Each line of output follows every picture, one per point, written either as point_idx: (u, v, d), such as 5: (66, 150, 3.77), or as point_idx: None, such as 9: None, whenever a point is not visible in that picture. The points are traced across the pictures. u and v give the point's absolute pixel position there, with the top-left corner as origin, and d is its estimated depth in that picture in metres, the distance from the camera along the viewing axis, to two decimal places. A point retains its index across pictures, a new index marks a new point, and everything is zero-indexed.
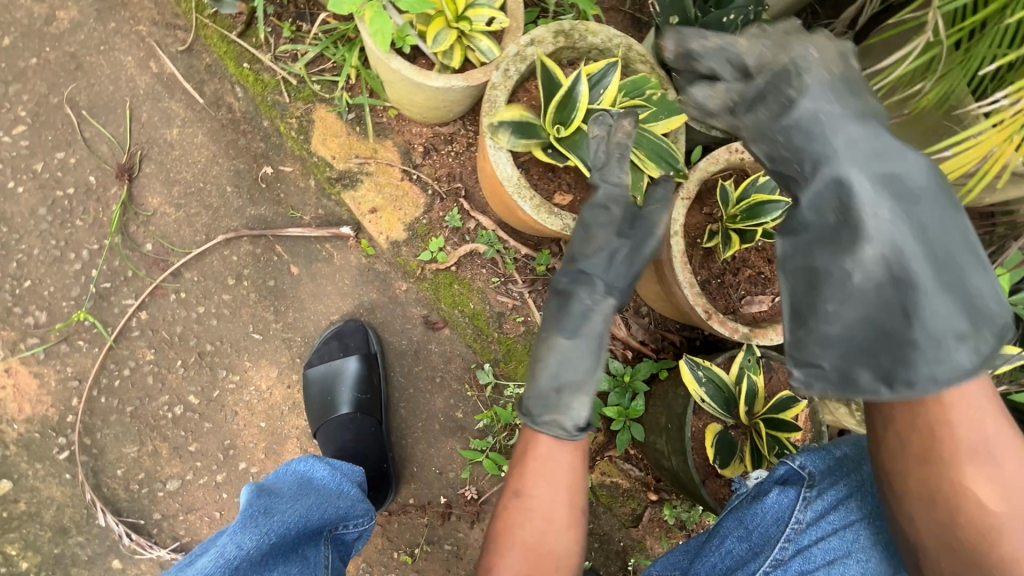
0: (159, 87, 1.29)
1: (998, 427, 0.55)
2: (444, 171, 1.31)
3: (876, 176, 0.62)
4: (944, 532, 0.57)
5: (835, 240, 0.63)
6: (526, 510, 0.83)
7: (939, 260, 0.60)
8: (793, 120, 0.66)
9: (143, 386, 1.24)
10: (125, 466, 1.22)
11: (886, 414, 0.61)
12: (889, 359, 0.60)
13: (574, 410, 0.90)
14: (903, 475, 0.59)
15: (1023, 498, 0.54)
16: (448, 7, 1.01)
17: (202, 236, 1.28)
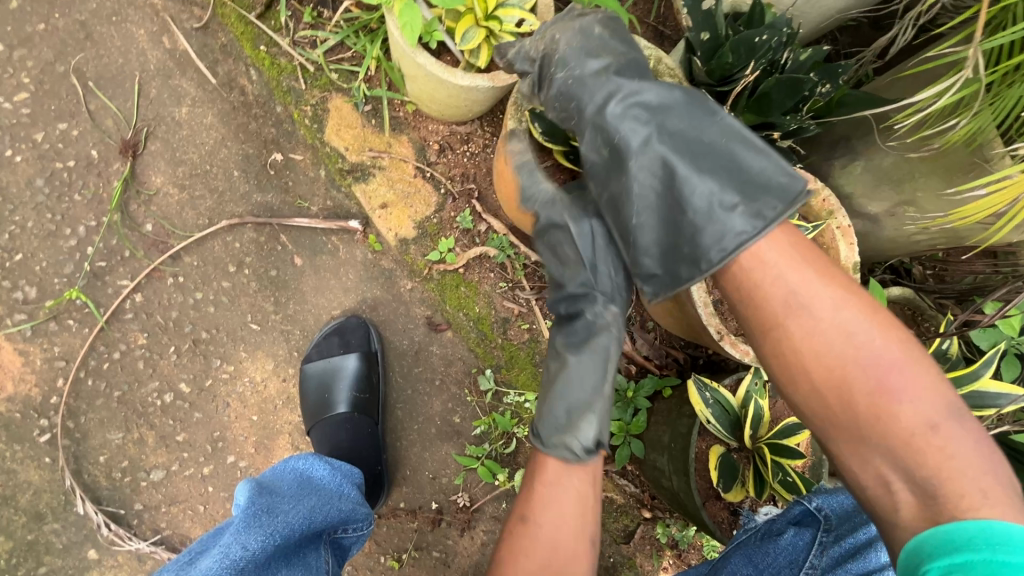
0: (170, 63, 1.25)
1: (799, 277, 0.69)
2: (458, 171, 1.29)
3: (632, 113, 0.83)
4: (817, 398, 0.67)
5: (617, 170, 0.85)
6: (534, 539, 0.85)
7: (705, 154, 0.79)
8: (556, 92, 0.88)
9: (133, 371, 1.19)
10: (109, 453, 1.18)
11: (736, 294, 0.75)
12: (693, 244, 0.78)
13: (582, 431, 0.92)
14: (762, 349, 0.72)
15: (845, 334, 0.66)
16: (478, 6, 0.99)
17: (205, 220, 1.24)
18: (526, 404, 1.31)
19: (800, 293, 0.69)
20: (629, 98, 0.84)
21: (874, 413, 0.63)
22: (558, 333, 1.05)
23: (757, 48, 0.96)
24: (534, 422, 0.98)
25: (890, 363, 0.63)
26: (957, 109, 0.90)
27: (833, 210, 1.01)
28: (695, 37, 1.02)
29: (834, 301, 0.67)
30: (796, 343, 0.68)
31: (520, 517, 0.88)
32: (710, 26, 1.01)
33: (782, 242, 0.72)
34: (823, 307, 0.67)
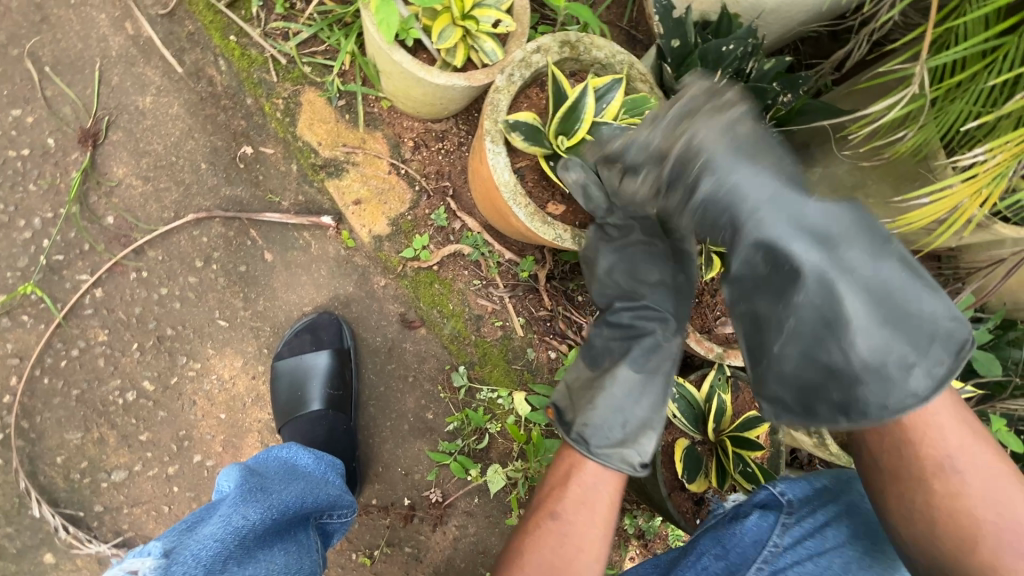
0: (133, 50, 1.21)
1: (957, 439, 0.70)
2: (433, 168, 1.30)
3: (800, 235, 0.70)
4: (928, 543, 0.71)
5: (773, 291, 0.73)
6: (560, 533, 0.91)
7: (880, 297, 0.70)
8: (698, 201, 0.76)
9: (92, 369, 1.15)
10: (66, 454, 1.13)
11: (871, 452, 0.76)
12: (846, 395, 0.71)
13: (641, 447, 0.98)
14: (882, 492, 0.75)
15: (995, 504, 0.68)
16: (455, 4, 1.00)
17: (170, 214, 1.21)
18: (498, 401, 1.33)
19: (954, 454, 0.70)
20: (806, 219, 0.71)
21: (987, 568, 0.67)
22: (608, 342, 1.08)
23: (723, 59, 1.02)
24: (582, 426, 0.99)
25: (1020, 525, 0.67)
26: (906, 121, 0.95)
27: None
28: (666, 43, 1.08)
29: (977, 462, 0.70)
30: (939, 503, 0.70)
31: (548, 513, 0.93)
32: (680, 34, 1.06)
33: (948, 406, 0.71)
34: (978, 473, 0.69)
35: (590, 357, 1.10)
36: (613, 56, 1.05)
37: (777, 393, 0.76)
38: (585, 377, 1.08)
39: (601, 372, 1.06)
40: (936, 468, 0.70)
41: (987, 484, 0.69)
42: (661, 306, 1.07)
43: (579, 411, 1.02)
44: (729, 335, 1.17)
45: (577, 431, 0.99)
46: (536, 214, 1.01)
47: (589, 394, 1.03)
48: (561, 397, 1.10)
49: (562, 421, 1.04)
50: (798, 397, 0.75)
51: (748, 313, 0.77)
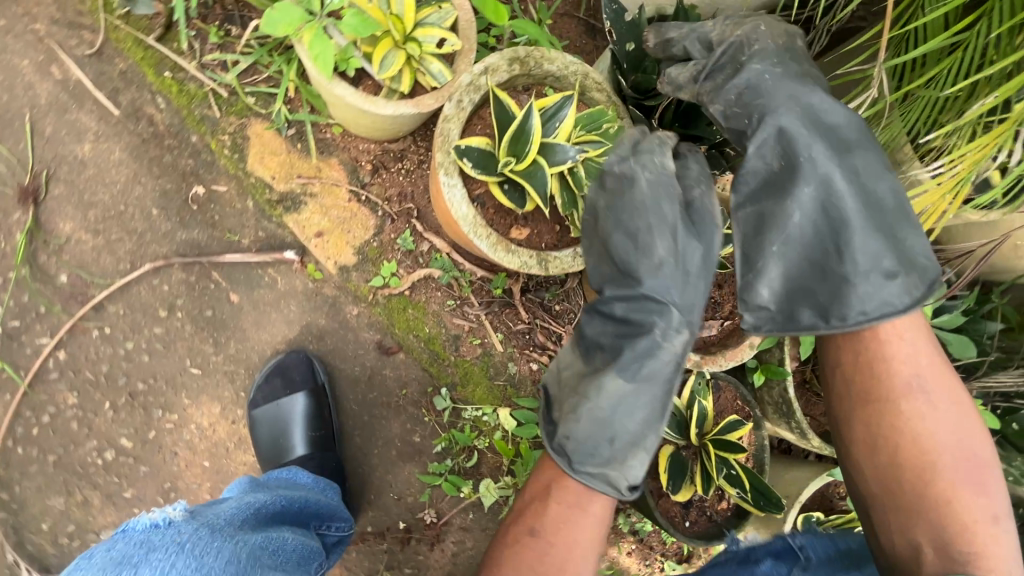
0: (64, 95, 1.14)
1: (928, 366, 0.80)
2: (395, 191, 1.27)
3: (817, 134, 0.83)
4: (892, 465, 0.78)
5: (778, 191, 0.84)
6: (541, 551, 0.88)
7: (874, 210, 0.81)
8: (741, 82, 0.87)
9: (66, 433, 1.13)
10: (52, 520, 1.12)
11: (843, 377, 0.84)
12: (835, 292, 0.82)
13: (628, 470, 0.92)
14: (851, 416, 0.82)
15: (953, 435, 0.77)
16: (394, 26, 0.96)
17: (126, 265, 1.17)
18: (484, 418, 1.33)
19: (921, 382, 0.79)
20: (822, 126, 0.83)
21: (943, 493, 0.74)
22: (600, 332, 0.98)
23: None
24: (564, 437, 0.93)
25: (977, 458, 0.76)
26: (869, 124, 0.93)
27: None
28: (620, 47, 1.03)
29: (937, 394, 0.79)
30: (895, 421, 0.78)
31: (530, 526, 0.91)
32: (635, 37, 1.02)
33: (920, 336, 0.81)
34: (940, 397, 0.78)
35: (582, 345, 1.01)
36: (567, 67, 1.00)
37: (766, 297, 0.85)
38: (573, 371, 1.00)
39: (588, 367, 0.98)
40: (907, 392, 0.79)
41: (954, 417, 0.78)
42: (657, 289, 0.93)
43: (563, 419, 0.95)
44: (706, 339, 1.17)
45: (559, 439, 0.94)
46: (500, 243, 0.98)
47: (572, 401, 0.95)
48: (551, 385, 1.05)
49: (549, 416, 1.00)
50: (784, 300, 0.85)
51: (753, 215, 0.86)
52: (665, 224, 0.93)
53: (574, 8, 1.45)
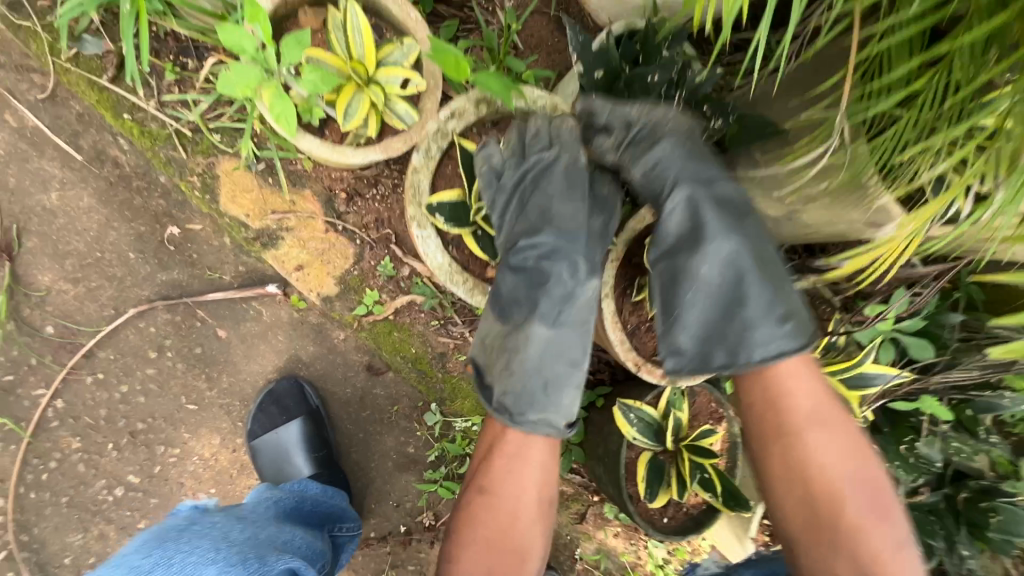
0: (22, 144, 1.11)
1: (824, 397, 0.80)
2: (372, 218, 1.26)
3: (715, 198, 0.87)
4: (806, 500, 0.76)
5: (684, 246, 0.87)
6: (493, 507, 0.85)
7: (769, 265, 0.85)
8: (648, 156, 0.92)
9: (75, 475, 1.18)
10: (73, 554, 1.19)
11: (754, 411, 0.82)
12: (739, 337, 0.83)
13: (561, 405, 0.89)
14: (764, 452, 0.80)
15: (855, 464, 0.77)
16: (356, 72, 0.94)
17: (110, 312, 1.18)
18: (475, 427, 1.38)
19: (820, 413, 0.79)
20: (718, 190, 0.87)
21: (855, 526, 0.73)
22: (514, 288, 0.93)
23: (651, 90, 1.02)
24: (502, 394, 0.88)
25: (878, 485, 0.76)
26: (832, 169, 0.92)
27: None
28: (587, 75, 1.02)
29: (834, 424, 0.79)
30: (802, 460, 0.77)
31: (478, 487, 0.88)
32: (603, 63, 1.02)
33: (814, 369, 0.82)
34: (838, 426, 0.78)
35: (493, 306, 0.94)
36: (536, 103, 0.99)
37: (682, 343, 0.87)
38: (491, 332, 0.93)
39: (508, 326, 0.92)
40: (810, 423, 0.78)
41: (853, 443, 0.78)
42: (568, 237, 0.93)
43: (495, 378, 0.90)
44: None
45: (496, 399, 0.89)
46: (477, 286, 1.00)
47: (501, 359, 0.90)
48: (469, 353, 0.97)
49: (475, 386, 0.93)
50: (693, 346, 0.86)
51: (665, 269, 0.87)
52: (571, 182, 0.96)
53: (545, 4, 1.38)
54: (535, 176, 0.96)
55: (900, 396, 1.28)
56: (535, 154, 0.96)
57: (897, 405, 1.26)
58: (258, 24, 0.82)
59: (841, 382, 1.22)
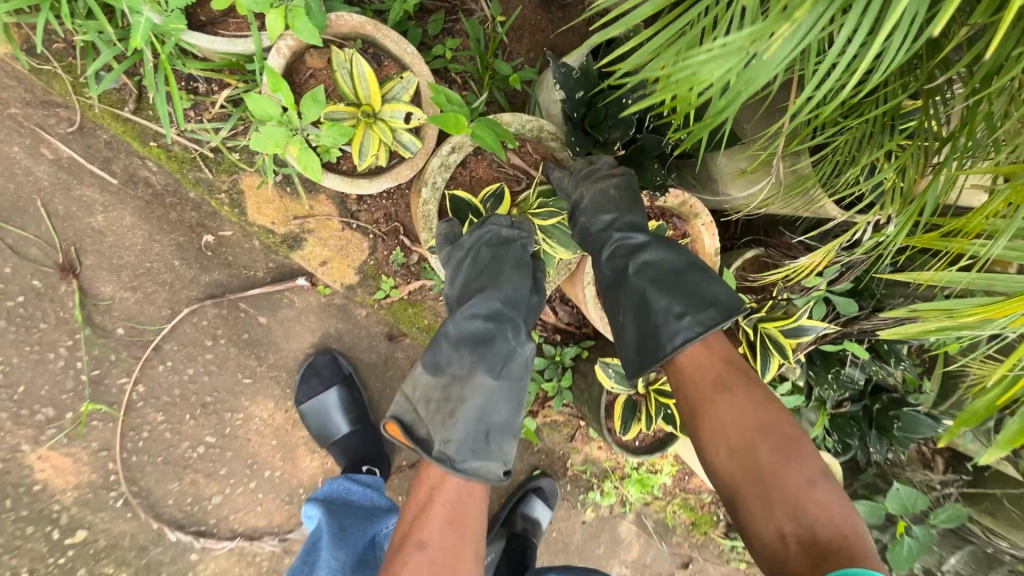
0: (63, 174, 1.25)
1: (727, 368, 0.99)
2: (381, 214, 1.42)
3: (621, 239, 1.11)
4: (731, 454, 0.91)
5: (614, 282, 1.11)
6: (428, 555, 0.92)
7: (673, 277, 1.06)
8: (580, 216, 1.16)
9: (165, 440, 1.46)
10: (174, 497, 1.48)
11: (681, 394, 1.00)
12: (660, 335, 1.01)
13: (500, 455, 1.04)
14: (694, 427, 0.97)
15: (760, 412, 0.92)
16: (364, 112, 1.06)
17: (167, 311, 1.38)
18: None
19: (725, 380, 0.97)
20: (625, 232, 1.11)
21: (772, 467, 0.87)
22: (463, 341, 1.10)
23: (624, 111, 1.11)
24: (444, 443, 1.02)
25: (786, 429, 0.91)
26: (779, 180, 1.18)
27: (698, 214, 1.35)
28: (569, 93, 1.11)
29: (735, 387, 0.96)
30: (716, 418, 0.94)
31: (416, 541, 0.94)
32: (584, 84, 1.11)
33: (719, 352, 1.01)
34: (741, 389, 0.95)
35: (435, 363, 1.10)
36: (523, 127, 1.14)
37: (630, 353, 1.06)
38: (433, 387, 1.07)
39: (451, 380, 1.07)
40: (717, 389, 0.96)
41: (757, 397, 0.94)
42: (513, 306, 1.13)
43: (439, 428, 1.03)
44: None
45: (438, 447, 1.02)
46: None
47: (446, 409, 1.04)
48: (402, 407, 1.08)
49: (415, 436, 1.04)
50: (639, 353, 1.05)
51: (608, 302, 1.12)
52: (513, 258, 1.14)
53: None
54: (487, 244, 1.14)
55: (829, 340, 1.59)
56: (484, 231, 1.14)
57: (825, 347, 1.58)
58: (281, 93, 0.94)
59: (780, 331, 1.47)
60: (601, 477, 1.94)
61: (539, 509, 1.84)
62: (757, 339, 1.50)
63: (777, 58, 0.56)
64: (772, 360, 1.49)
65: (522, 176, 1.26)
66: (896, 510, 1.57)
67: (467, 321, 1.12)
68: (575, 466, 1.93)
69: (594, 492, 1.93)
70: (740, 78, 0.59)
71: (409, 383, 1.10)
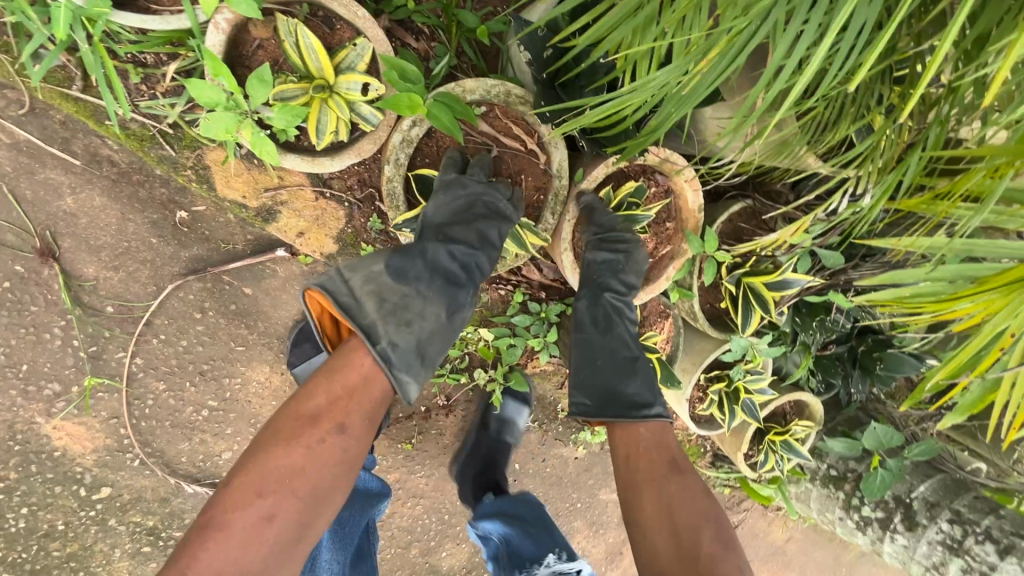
0: (24, 158, 1.27)
1: (677, 452, 1.13)
2: (355, 180, 1.36)
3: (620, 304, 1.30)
4: (674, 529, 0.98)
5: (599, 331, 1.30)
6: (325, 434, 0.88)
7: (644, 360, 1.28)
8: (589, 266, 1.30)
9: (170, 406, 1.53)
10: (186, 455, 1.57)
11: (632, 469, 1.10)
12: (625, 399, 1.22)
13: (420, 381, 1.04)
14: (639, 502, 1.04)
15: (702, 496, 1.03)
16: (318, 86, 1.00)
17: (153, 288, 1.41)
18: (469, 333, 1.73)
19: (674, 462, 1.10)
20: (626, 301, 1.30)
21: (710, 552, 0.95)
22: (430, 265, 1.11)
23: (596, 68, 1.00)
24: (390, 341, 0.99)
25: (721, 519, 1.01)
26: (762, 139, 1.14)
27: (679, 170, 1.28)
28: (535, 54, 1.03)
29: (686, 474, 1.08)
30: (664, 499, 1.02)
31: (335, 423, 0.89)
32: (545, 42, 1.02)
33: (670, 437, 1.17)
34: (688, 474, 1.07)
35: (400, 270, 1.08)
36: (488, 92, 1.10)
37: (584, 397, 1.28)
38: (391, 289, 1.05)
39: (412, 293, 1.07)
40: (667, 470, 1.08)
41: (700, 482, 1.06)
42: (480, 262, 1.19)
43: (389, 329, 1.00)
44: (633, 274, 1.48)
45: (383, 346, 0.98)
46: None
47: (400, 315, 1.03)
48: (342, 289, 1.00)
49: (360, 321, 0.98)
50: (592, 400, 1.26)
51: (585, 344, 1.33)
52: (505, 225, 1.18)
53: None
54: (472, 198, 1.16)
55: (813, 290, 1.57)
56: (490, 193, 1.16)
57: (809, 298, 1.56)
58: (223, 78, 0.92)
59: (763, 285, 1.46)
60: None
61: (512, 409, 1.86)
62: (740, 293, 1.50)
63: (706, 82, 0.69)
64: (754, 314, 1.49)
65: (491, 142, 1.22)
66: (871, 447, 1.63)
67: (440, 254, 1.13)
68: (567, 409, 2.01)
69: (584, 432, 2.03)
70: (675, 96, 0.75)
71: (362, 272, 1.04)
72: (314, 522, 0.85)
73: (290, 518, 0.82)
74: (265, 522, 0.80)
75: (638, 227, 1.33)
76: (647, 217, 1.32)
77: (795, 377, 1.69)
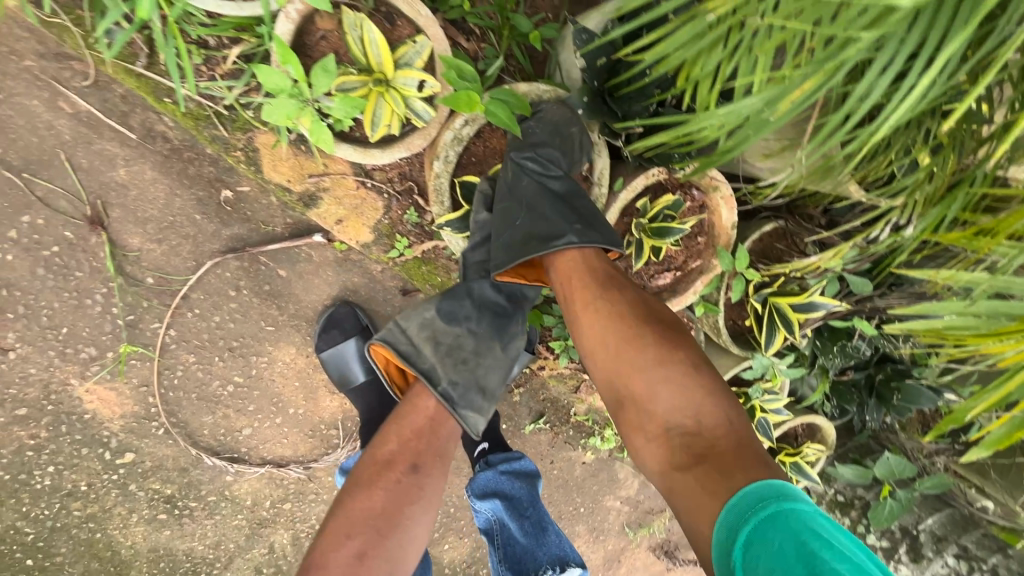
0: (83, 128, 1.32)
1: (601, 268, 1.06)
2: (396, 172, 1.39)
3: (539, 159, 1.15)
4: (619, 354, 0.97)
5: (516, 185, 1.15)
6: (400, 477, 1.01)
7: (573, 204, 1.12)
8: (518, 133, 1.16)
9: (197, 379, 1.56)
10: (208, 428, 1.60)
11: (566, 305, 1.05)
12: (544, 239, 1.08)
13: (484, 412, 1.14)
14: (583, 337, 1.02)
15: (638, 311, 1.01)
16: (376, 80, 1.03)
17: (192, 263, 1.45)
18: None
19: (602, 282, 1.04)
20: (545, 155, 1.14)
21: (659, 361, 0.94)
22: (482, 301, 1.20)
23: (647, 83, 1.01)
24: (448, 380, 1.11)
25: (662, 326, 0.99)
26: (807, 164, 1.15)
27: (717, 186, 1.30)
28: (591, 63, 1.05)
29: (614, 291, 1.03)
30: (598, 325, 1.00)
31: (407, 463, 1.03)
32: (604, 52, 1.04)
33: (589, 257, 1.07)
34: (618, 290, 1.03)
35: (451, 312, 1.17)
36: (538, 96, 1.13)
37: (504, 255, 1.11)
38: (446, 332, 1.16)
39: (465, 333, 1.17)
40: (595, 291, 1.03)
41: (633, 296, 1.02)
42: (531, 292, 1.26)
43: (447, 370, 1.13)
44: (661, 286, 1.49)
45: (444, 386, 1.10)
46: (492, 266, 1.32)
47: (456, 355, 1.14)
48: (400, 338, 1.14)
49: (420, 367, 1.12)
50: (513, 253, 1.11)
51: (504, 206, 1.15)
52: None
53: None
54: None
55: (838, 316, 1.57)
56: None
57: (833, 323, 1.56)
58: (290, 65, 0.95)
59: (789, 306, 1.47)
60: (602, 424, 2.06)
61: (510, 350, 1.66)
62: (766, 312, 1.50)
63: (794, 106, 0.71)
64: (778, 334, 1.49)
65: None
66: (881, 475, 1.62)
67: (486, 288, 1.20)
68: (579, 414, 2.02)
69: (595, 438, 2.04)
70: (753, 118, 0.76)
71: (417, 319, 1.17)
72: (399, 557, 0.96)
73: (377, 553, 0.94)
74: (356, 559, 0.92)
75: (671, 240, 1.35)
76: (682, 230, 1.33)
77: (812, 401, 1.69)
